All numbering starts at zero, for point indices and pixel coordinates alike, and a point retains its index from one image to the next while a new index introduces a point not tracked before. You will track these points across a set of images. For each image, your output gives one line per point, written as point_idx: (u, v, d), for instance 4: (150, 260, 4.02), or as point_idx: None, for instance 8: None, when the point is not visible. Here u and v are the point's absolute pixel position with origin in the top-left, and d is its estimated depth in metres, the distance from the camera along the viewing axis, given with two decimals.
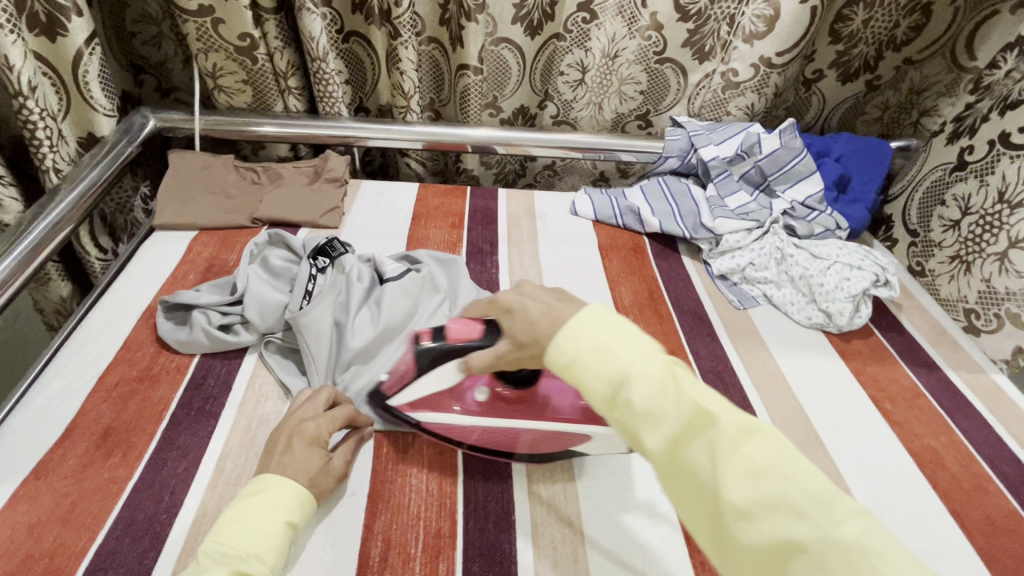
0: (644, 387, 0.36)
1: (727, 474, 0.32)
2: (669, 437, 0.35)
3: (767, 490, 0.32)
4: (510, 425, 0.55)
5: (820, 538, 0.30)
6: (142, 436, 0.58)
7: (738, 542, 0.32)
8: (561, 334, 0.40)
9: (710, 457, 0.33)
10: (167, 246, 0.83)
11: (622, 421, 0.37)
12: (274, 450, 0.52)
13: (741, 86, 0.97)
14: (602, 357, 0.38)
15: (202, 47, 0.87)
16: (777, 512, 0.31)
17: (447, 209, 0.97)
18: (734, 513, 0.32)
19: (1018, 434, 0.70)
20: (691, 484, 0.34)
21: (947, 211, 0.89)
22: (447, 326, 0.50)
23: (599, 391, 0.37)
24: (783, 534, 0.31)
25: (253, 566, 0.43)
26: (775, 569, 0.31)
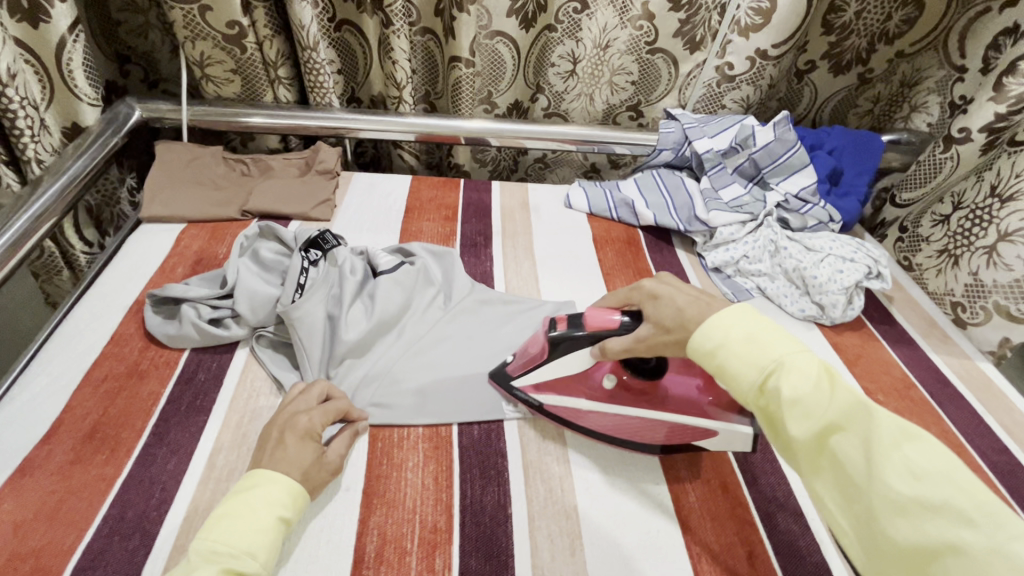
0: (797, 379, 0.41)
1: (882, 466, 0.37)
2: (818, 427, 0.40)
3: (926, 489, 0.35)
4: (633, 413, 0.58)
5: (981, 541, 0.33)
6: (131, 432, 0.57)
7: (888, 533, 0.36)
8: (711, 324, 0.46)
9: (863, 449, 0.38)
10: (154, 239, 0.82)
11: (771, 407, 0.43)
12: (266, 446, 0.51)
13: (736, 80, 0.97)
14: (754, 349, 0.44)
15: (189, 34, 0.85)
16: (934, 512, 0.35)
17: (440, 202, 0.97)
18: (890, 506, 0.36)
19: (1006, 424, 0.71)
20: (840, 474, 0.39)
21: (939, 207, 0.89)
22: (585, 315, 0.54)
23: (750, 378, 0.43)
24: (940, 534, 0.34)
25: (245, 564, 0.42)
26: (924, 564, 0.34)
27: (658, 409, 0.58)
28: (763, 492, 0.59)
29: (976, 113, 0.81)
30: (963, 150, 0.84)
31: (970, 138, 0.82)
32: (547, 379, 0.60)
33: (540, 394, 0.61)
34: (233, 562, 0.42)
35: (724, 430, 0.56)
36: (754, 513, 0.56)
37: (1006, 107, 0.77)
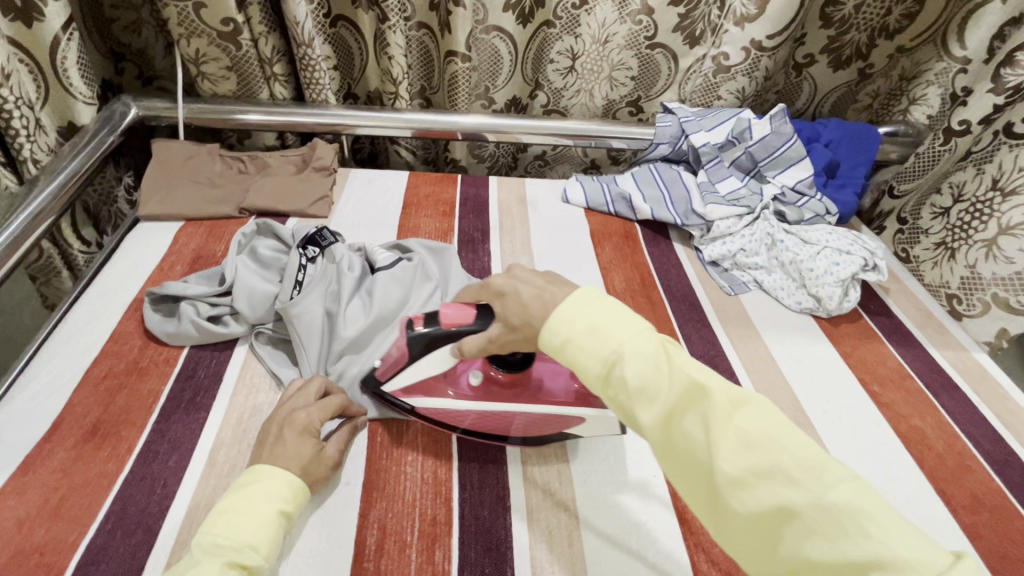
0: (633, 365, 0.39)
1: (719, 444, 0.35)
2: (662, 411, 0.38)
3: (757, 458, 0.34)
4: (502, 408, 0.56)
5: (809, 502, 0.32)
6: (132, 429, 0.57)
7: (733, 509, 0.35)
8: (552, 316, 0.43)
9: (702, 429, 0.36)
10: (153, 237, 0.82)
11: (617, 398, 0.40)
12: (265, 442, 0.52)
13: (732, 70, 0.96)
14: (594, 337, 0.41)
15: (184, 32, 0.85)
16: (768, 480, 0.34)
17: (438, 198, 0.97)
18: (731, 482, 0.35)
19: (1001, 414, 0.72)
20: (687, 456, 0.37)
21: (940, 200, 0.88)
22: (439, 311, 0.52)
23: (594, 370, 0.41)
24: (775, 500, 0.33)
25: (248, 557, 0.43)
26: (767, 532, 0.34)
27: (528, 400, 0.56)
28: None
29: (975, 104, 0.82)
30: (962, 141, 0.85)
31: (969, 130, 0.83)
32: (415, 382, 0.57)
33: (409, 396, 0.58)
34: (236, 554, 0.42)
35: (594, 413, 0.56)
36: None
37: (1004, 97, 0.79)
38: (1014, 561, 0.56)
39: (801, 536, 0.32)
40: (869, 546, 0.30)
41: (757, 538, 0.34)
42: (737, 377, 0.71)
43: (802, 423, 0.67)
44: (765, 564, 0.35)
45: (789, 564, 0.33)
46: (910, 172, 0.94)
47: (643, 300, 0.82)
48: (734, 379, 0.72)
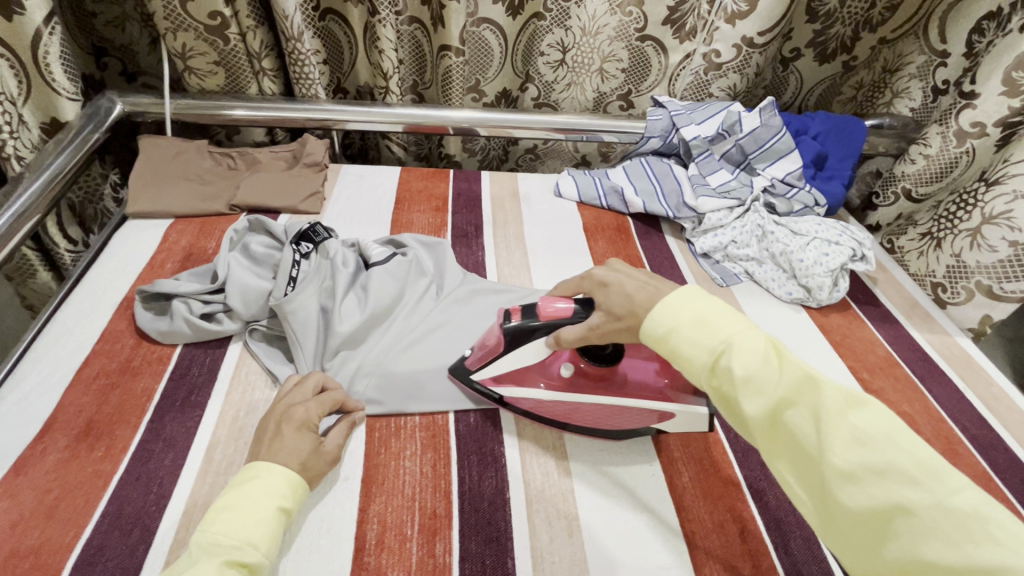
0: (742, 357, 0.40)
1: (831, 438, 0.35)
2: (771, 403, 0.38)
3: (873, 455, 0.34)
4: (590, 399, 0.58)
5: (928, 501, 0.32)
6: (126, 429, 0.56)
7: (842, 504, 0.35)
8: (655, 309, 0.45)
9: (814, 423, 0.37)
10: (141, 235, 0.81)
11: (722, 389, 0.41)
12: (262, 439, 0.52)
13: (723, 67, 0.97)
14: (702, 329, 0.43)
15: (170, 26, 0.84)
16: (883, 478, 0.34)
17: (430, 193, 0.96)
18: (841, 475, 0.35)
19: (986, 399, 0.73)
20: (794, 448, 0.38)
21: (931, 193, 0.92)
22: (538, 304, 0.54)
23: (700, 360, 0.42)
24: (891, 497, 0.33)
25: (248, 554, 0.43)
26: (880, 530, 0.34)
27: (617, 393, 0.58)
28: (754, 470, 0.60)
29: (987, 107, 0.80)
30: (980, 145, 0.83)
31: (986, 133, 0.81)
32: (510, 371, 0.60)
33: (502, 386, 0.61)
34: (234, 552, 0.42)
35: (679, 409, 0.58)
36: (746, 491, 0.58)
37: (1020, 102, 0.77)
38: None
39: (916, 535, 0.32)
40: (992, 550, 0.30)
41: (867, 535, 0.34)
42: None
43: None
44: (872, 561, 0.34)
45: (899, 563, 0.33)
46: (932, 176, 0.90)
47: None
48: None
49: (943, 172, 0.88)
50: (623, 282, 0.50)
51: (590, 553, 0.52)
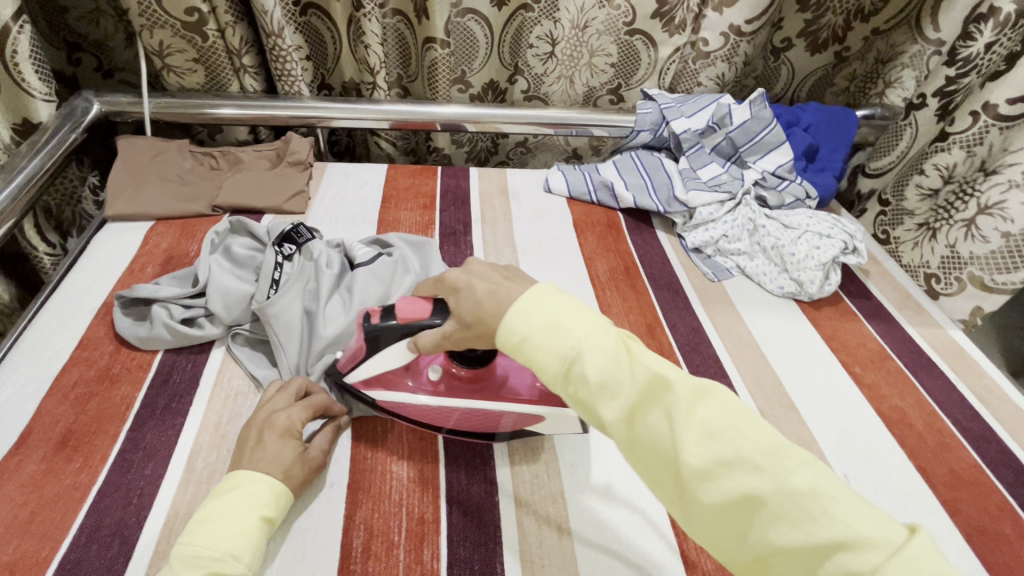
0: (593, 362, 0.38)
1: (684, 437, 0.35)
2: (626, 407, 0.37)
3: (720, 448, 0.34)
4: (462, 404, 0.55)
5: (773, 487, 0.33)
6: (105, 438, 0.55)
7: (698, 499, 0.35)
8: (509, 314, 0.41)
9: (668, 422, 0.36)
10: (120, 238, 0.79)
11: (578, 395, 0.39)
12: (245, 445, 0.50)
13: (711, 56, 0.98)
14: (553, 333, 0.39)
15: (146, 23, 0.82)
16: (732, 469, 0.34)
17: (418, 190, 0.95)
18: (696, 472, 0.35)
19: (977, 390, 0.73)
20: (653, 451, 0.37)
21: (925, 180, 0.87)
22: (395, 306, 0.51)
23: (553, 368, 0.39)
24: (741, 488, 0.33)
25: (228, 567, 0.42)
26: (736, 520, 0.34)
27: (488, 397, 0.55)
28: None
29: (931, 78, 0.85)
30: (921, 116, 0.89)
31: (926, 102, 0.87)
32: (375, 375, 0.56)
33: (370, 389, 0.57)
34: (215, 565, 0.41)
35: (552, 413, 0.54)
36: None
37: (955, 69, 0.81)
38: (992, 536, 0.57)
39: (767, 521, 0.33)
40: (830, 527, 0.31)
41: (720, 525, 0.35)
42: (721, 363, 0.72)
43: (786, 407, 0.68)
44: (727, 548, 0.35)
45: (755, 549, 0.34)
46: (887, 150, 0.96)
47: (628, 289, 0.82)
48: (718, 365, 0.72)
49: (892, 145, 0.94)
50: (470, 287, 0.44)
51: (581, 556, 0.51)
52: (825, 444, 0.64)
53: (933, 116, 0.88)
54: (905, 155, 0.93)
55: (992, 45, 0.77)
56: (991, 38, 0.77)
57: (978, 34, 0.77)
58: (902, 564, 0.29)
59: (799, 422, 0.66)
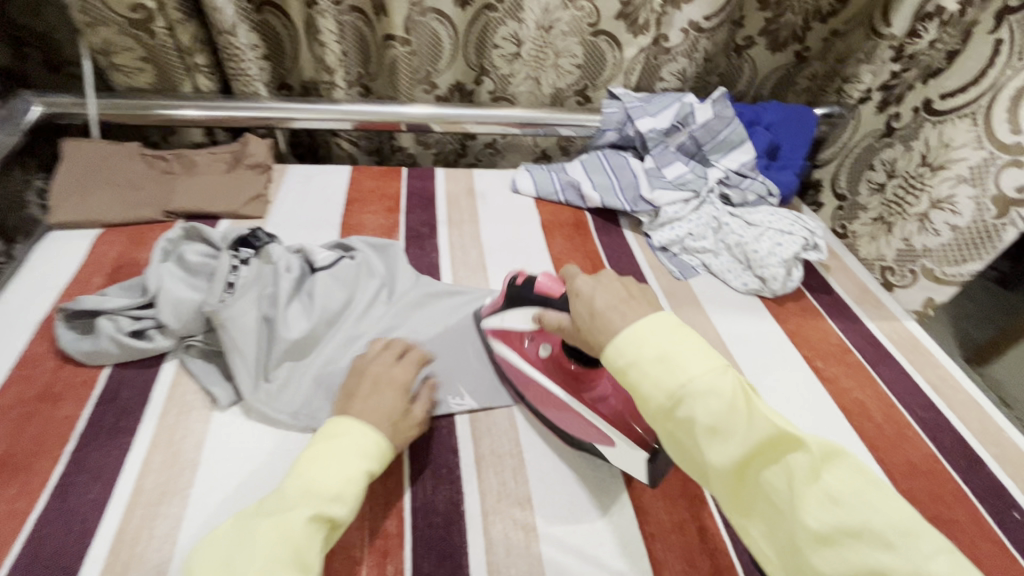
0: (705, 405, 0.39)
1: (806, 497, 0.35)
2: (737, 454, 0.38)
3: (845, 516, 0.34)
4: (551, 386, 0.60)
5: (905, 564, 0.31)
6: (45, 461, 0.52)
7: (813, 564, 0.34)
8: (620, 337, 0.44)
9: (787, 480, 0.36)
10: (65, 247, 0.75)
11: (681, 434, 0.40)
12: (358, 395, 0.53)
13: (672, 52, 1.00)
14: (666, 368, 0.41)
15: (88, 20, 0.78)
16: (859, 540, 0.33)
17: (383, 192, 0.93)
18: (812, 535, 0.34)
19: (933, 381, 0.76)
20: (768, 504, 0.37)
21: (874, 176, 0.92)
22: (541, 277, 0.58)
23: (660, 402, 0.41)
24: (867, 563, 0.32)
25: (333, 508, 0.44)
26: None
27: (577, 394, 0.59)
28: None
29: (878, 73, 0.92)
30: (865, 110, 0.95)
31: (872, 97, 0.93)
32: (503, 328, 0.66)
33: (494, 340, 0.67)
34: (322, 505, 0.44)
35: (621, 442, 0.55)
36: (705, 490, 0.58)
37: (902, 65, 0.88)
38: (947, 522, 0.59)
39: None
40: None
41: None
42: None
43: None
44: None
45: None
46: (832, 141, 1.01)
47: None
48: None
49: (839, 136, 1.00)
50: (591, 297, 0.49)
51: (547, 563, 0.51)
52: None
53: (874, 108, 0.93)
54: (847, 145, 0.98)
55: (934, 43, 0.83)
56: (935, 35, 0.83)
57: (924, 31, 0.84)
58: None
59: None
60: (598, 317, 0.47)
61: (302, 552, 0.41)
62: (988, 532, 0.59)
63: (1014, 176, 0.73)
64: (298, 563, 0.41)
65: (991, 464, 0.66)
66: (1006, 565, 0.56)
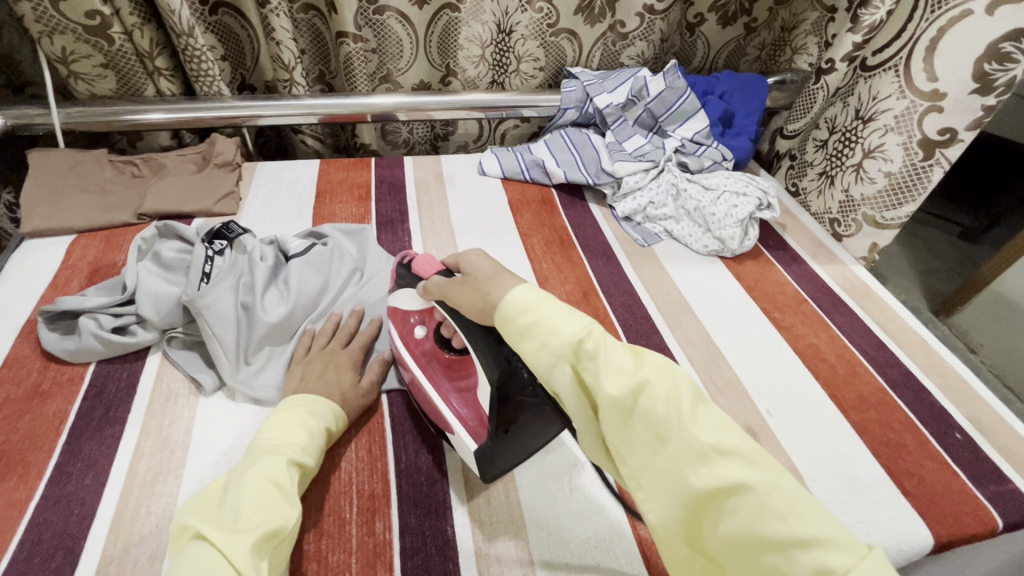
0: (609, 341, 0.40)
1: (688, 423, 0.36)
2: (631, 385, 0.37)
3: (718, 439, 0.35)
4: (420, 371, 0.60)
5: (766, 482, 0.34)
6: (40, 454, 0.54)
7: (689, 482, 0.35)
8: (512, 292, 0.44)
9: (673, 410, 0.36)
10: (42, 254, 0.76)
11: (583, 373, 0.40)
12: (309, 376, 0.60)
13: (629, 37, 1.03)
14: (571, 314, 0.42)
15: (44, 29, 0.79)
16: (728, 458, 0.34)
17: (352, 182, 0.95)
18: (692, 456, 0.35)
19: (881, 322, 0.81)
20: (649, 431, 0.37)
21: (819, 134, 0.98)
22: (422, 262, 0.61)
23: (566, 336, 0.40)
24: (732, 477, 0.34)
25: (303, 456, 0.49)
26: (714, 508, 0.34)
27: (440, 382, 0.59)
28: None
29: (839, 44, 0.90)
30: (831, 79, 0.94)
31: (835, 67, 0.91)
32: (392, 307, 0.65)
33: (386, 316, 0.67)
34: (293, 454, 0.49)
35: (458, 431, 0.55)
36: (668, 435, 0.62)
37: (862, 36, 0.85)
38: (895, 446, 0.64)
39: (752, 510, 0.33)
40: (807, 527, 0.32)
41: (700, 512, 0.35)
42: (652, 319, 0.77)
43: (713, 354, 0.73)
44: (705, 538, 0.35)
45: (729, 540, 0.34)
46: (801, 113, 1.02)
47: (563, 259, 0.85)
48: (650, 321, 0.77)
49: (807, 107, 1.00)
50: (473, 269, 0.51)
51: (526, 509, 0.56)
52: (749, 384, 0.69)
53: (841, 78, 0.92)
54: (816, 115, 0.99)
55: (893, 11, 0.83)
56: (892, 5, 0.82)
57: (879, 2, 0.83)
58: (872, 567, 0.30)
59: (726, 368, 0.71)
60: (485, 287, 0.47)
61: (284, 486, 0.45)
62: (931, 452, 0.64)
63: (936, 122, 0.78)
64: (286, 497, 0.45)
65: (936, 394, 0.71)
66: (947, 480, 0.61)
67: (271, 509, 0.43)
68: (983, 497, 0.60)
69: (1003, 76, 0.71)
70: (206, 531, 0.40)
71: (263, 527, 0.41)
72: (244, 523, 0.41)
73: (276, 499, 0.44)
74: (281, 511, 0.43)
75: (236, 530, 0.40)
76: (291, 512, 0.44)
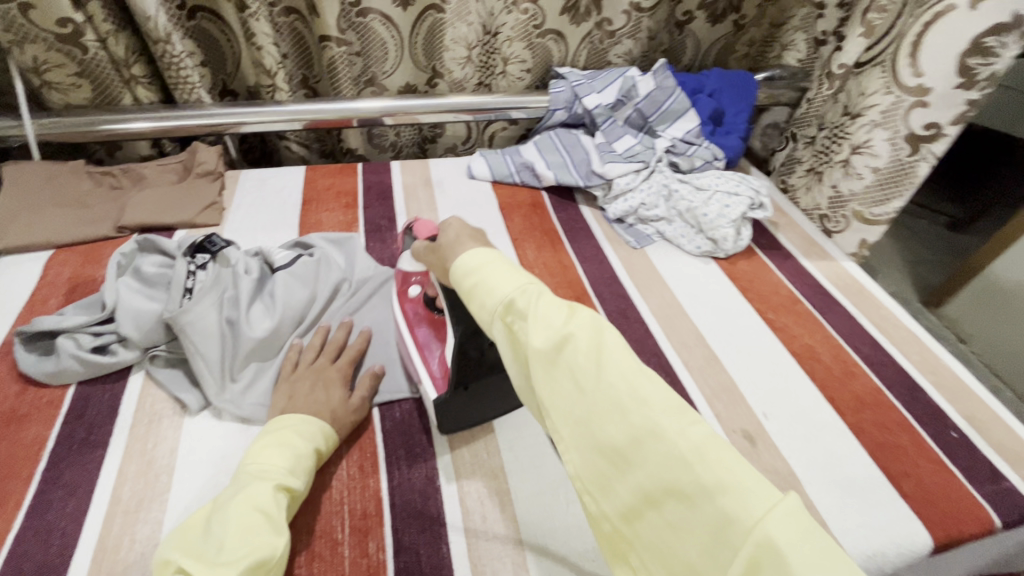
0: (543, 301, 0.39)
1: (606, 373, 0.34)
2: (556, 338, 0.36)
3: (631, 386, 0.34)
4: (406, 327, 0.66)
5: (674, 429, 0.32)
6: (17, 482, 0.52)
7: (604, 433, 0.34)
8: (462, 258, 0.44)
9: (594, 361, 0.35)
10: (17, 271, 0.74)
11: (511, 328, 0.39)
12: (297, 394, 0.58)
13: (616, 35, 1.02)
14: (507, 274, 0.41)
15: (14, 38, 0.76)
16: (642, 406, 0.33)
17: (339, 189, 0.93)
18: (608, 405, 0.34)
19: (875, 319, 0.80)
20: (569, 384, 0.35)
21: (807, 131, 0.98)
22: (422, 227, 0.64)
23: (499, 295, 0.40)
24: (641, 423, 0.32)
25: (291, 480, 0.48)
26: (626, 457, 0.33)
27: (421, 339, 0.64)
28: None
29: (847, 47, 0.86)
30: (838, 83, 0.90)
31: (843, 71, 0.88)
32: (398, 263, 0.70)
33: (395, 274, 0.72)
34: (281, 478, 0.47)
35: (424, 382, 0.61)
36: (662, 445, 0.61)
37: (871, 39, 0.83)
38: (891, 448, 0.63)
39: (660, 458, 0.31)
40: (711, 473, 0.30)
41: (613, 464, 0.33)
42: (646, 323, 0.76)
43: (708, 357, 0.72)
44: (615, 492, 0.34)
45: (640, 492, 0.32)
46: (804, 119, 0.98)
47: (556, 263, 0.84)
48: (644, 326, 0.76)
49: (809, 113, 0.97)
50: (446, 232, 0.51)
51: (522, 523, 0.54)
52: (744, 387, 0.69)
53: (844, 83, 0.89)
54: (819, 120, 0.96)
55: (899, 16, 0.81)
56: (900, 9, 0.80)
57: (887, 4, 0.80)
58: (778, 517, 0.27)
59: (721, 371, 0.70)
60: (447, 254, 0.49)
61: (271, 513, 0.44)
62: (928, 452, 0.63)
63: (921, 116, 0.77)
64: (273, 525, 0.43)
65: (931, 393, 0.70)
66: (945, 481, 0.60)
67: (257, 539, 0.41)
68: (980, 497, 0.59)
69: (984, 70, 0.71)
70: (187, 564, 0.39)
71: (248, 558, 0.40)
72: (227, 556, 0.40)
73: (262, 529, 0.42)
74: (268, 540, 0.42)
75: (218, 564, 0.39)
76: (278, 540, 0.42)
